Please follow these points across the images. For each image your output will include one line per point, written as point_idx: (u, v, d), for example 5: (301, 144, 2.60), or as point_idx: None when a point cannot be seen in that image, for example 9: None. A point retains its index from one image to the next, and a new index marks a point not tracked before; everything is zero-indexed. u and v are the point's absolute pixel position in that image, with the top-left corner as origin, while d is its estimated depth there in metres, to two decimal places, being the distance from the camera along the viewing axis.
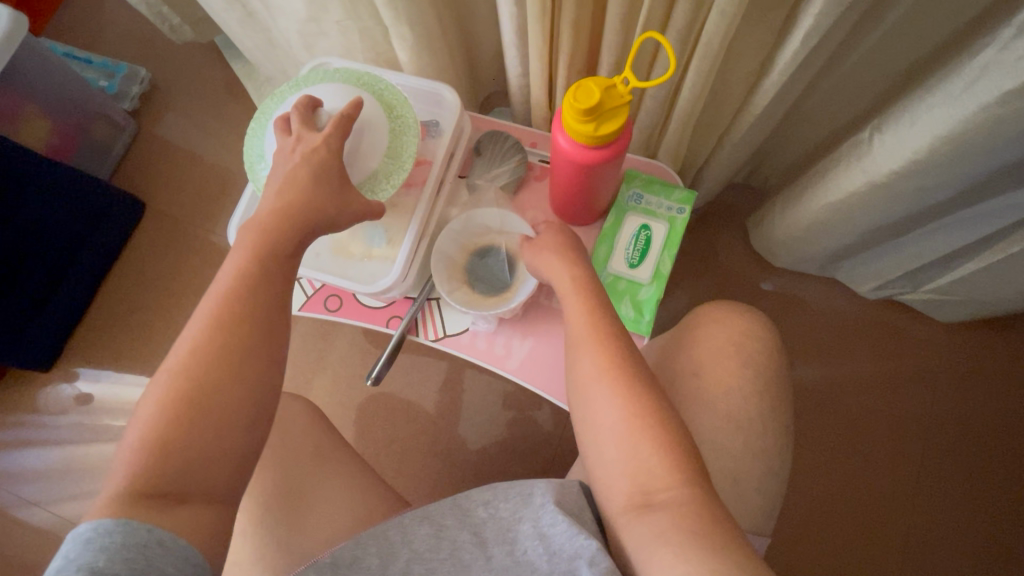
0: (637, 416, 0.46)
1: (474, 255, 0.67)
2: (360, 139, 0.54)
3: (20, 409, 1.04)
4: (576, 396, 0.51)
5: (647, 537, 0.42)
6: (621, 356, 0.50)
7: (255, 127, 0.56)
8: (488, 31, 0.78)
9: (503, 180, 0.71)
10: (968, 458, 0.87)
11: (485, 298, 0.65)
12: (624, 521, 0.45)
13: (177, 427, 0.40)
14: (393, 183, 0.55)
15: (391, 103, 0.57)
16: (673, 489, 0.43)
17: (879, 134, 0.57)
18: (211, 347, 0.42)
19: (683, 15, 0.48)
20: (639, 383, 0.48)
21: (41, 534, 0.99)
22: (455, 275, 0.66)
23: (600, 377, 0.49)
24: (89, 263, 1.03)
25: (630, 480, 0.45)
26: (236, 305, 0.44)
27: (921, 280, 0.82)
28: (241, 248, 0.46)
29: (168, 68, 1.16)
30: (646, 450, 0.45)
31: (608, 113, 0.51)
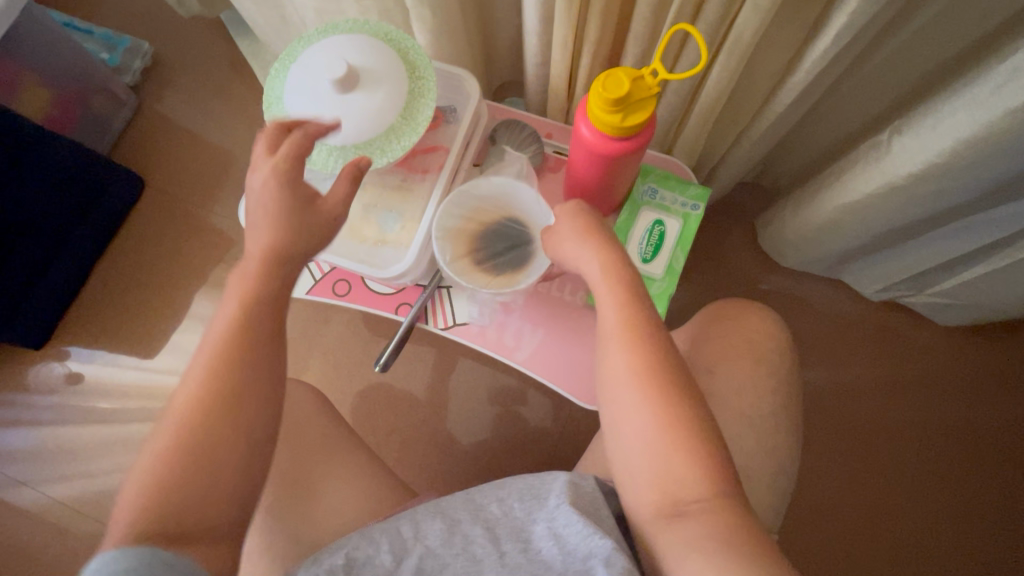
0: (665, 418, 0.45)
1: (481, 227, 0.62)
2: (375, 100, 0.54)
3: (8, 387, 1.01)
4: (603, 395, 0.49)
5: (676, 546, 0.42)
6: (654, 358, 0.47)
7: (279, 68, 0.58)
8: (507, 18, 0.77)
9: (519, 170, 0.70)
10: (963, 460, 0.89)
11: (492, 274, 0.61)
12: (656, 530, 0.44)
13: (177, 476, 0.39)
14: (404, 144, 0.55)
15: (414, 63, 0.57)
16: (708, 500, 0.42)
17: (899, 136, 0.58)
18: (207, 396, 0.41)
19: (717, 7, 0.48)
20: (665, 384, 0.46)
21: (28, 515, 0.97)
22: (458, 245, 0.61)
23: (629, 379, 0.47)
24: (86, 240, 1.01)
25: (659, 489, 0.44)
26: (233, 351, 0.42)
27: (926, 283, 0.83)
28: (232, 293, 0.44)
29: (172, 43, 1.13)
30: (676, 461, 0.44)
31: (636, 104, 0.50)
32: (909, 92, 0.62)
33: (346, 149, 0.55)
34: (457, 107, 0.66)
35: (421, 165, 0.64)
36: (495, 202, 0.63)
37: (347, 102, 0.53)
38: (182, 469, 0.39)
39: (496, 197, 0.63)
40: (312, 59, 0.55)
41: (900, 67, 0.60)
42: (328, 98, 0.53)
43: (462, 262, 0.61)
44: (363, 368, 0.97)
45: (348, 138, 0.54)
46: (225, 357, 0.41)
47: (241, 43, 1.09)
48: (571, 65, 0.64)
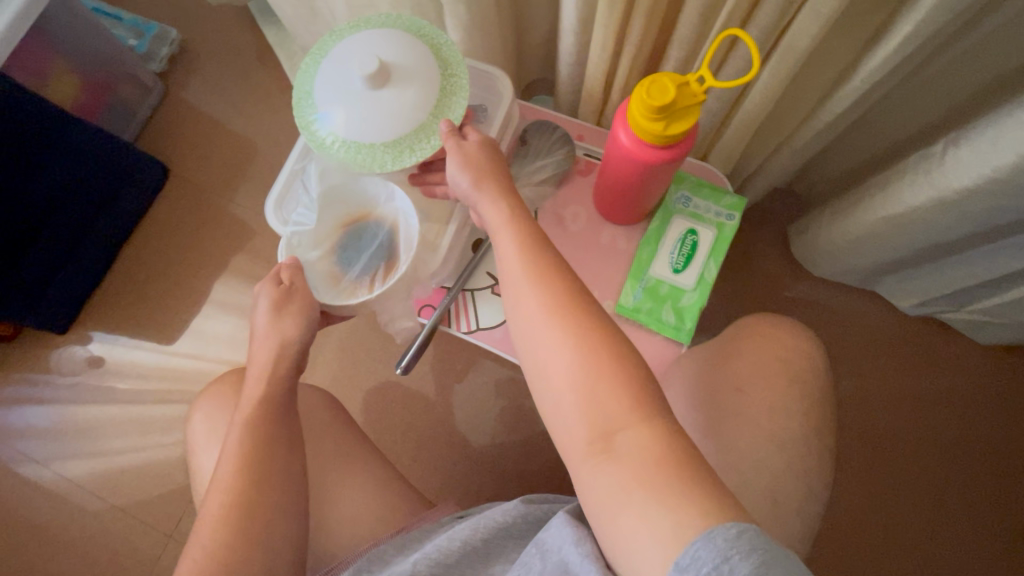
0: (586, 351, 0.42)
1: (351, 232, 0.62)
2: (405, 98, 0.53)
3: (30, 368, 1.02)
4: (522, 341, 0.46)
5: (614, 484, 0.38)
6: (566, 292, 0.45)
7: (309, 63, 0.56)
8: (541, 15, 0.75)
9: (546, 173, 0.69)
10: (992, 482, 0.86)
11: (366, 278, 0.60)
12: (585, 470, 0.40)
13: (239, 525, 0.47)
14: (433, 142, 0.53)
15: (447, 61, 0.55)
16: (638, 433, 0.39)
17: (954, 149, 0.55)
18: (253, 453, 0.50)
19: (773, 12, 0.46)
20: (578, 317, 0.44)
21: (46, 494, 0.98)
22: (325, 259, 0.61)
23: (546, 317, 0.44)
24: (110, 227, 1.01)
25: (588, 424, 0.40)
26: (265, 412, 0.52)
27: (967, 299, 0.80)
28: (259, 369, 0.54)
29: (199, 30, 1.13)
30: (603, 395, 0.41)
31: (680, 113, 0.48)
32: (965, 103, 0.59)
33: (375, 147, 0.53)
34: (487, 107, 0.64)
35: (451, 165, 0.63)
36: (354, 200, 0.62)
37: (376, 100, 0.52)
38: (243, 518, 0.48)
39: (354, 194, 0.62)
40: (345, 55, 0.54)
41: (958, 77, 0.57)
42: (360, 96, 0.52)
43: (335, 276, 0.60)
44: (380, 365, 0.96)
45: (378, 137, 0.52)
46: (248, 449, 0.50)
47: (269, 33, 1.09)
48: (610, 66, 0.62)
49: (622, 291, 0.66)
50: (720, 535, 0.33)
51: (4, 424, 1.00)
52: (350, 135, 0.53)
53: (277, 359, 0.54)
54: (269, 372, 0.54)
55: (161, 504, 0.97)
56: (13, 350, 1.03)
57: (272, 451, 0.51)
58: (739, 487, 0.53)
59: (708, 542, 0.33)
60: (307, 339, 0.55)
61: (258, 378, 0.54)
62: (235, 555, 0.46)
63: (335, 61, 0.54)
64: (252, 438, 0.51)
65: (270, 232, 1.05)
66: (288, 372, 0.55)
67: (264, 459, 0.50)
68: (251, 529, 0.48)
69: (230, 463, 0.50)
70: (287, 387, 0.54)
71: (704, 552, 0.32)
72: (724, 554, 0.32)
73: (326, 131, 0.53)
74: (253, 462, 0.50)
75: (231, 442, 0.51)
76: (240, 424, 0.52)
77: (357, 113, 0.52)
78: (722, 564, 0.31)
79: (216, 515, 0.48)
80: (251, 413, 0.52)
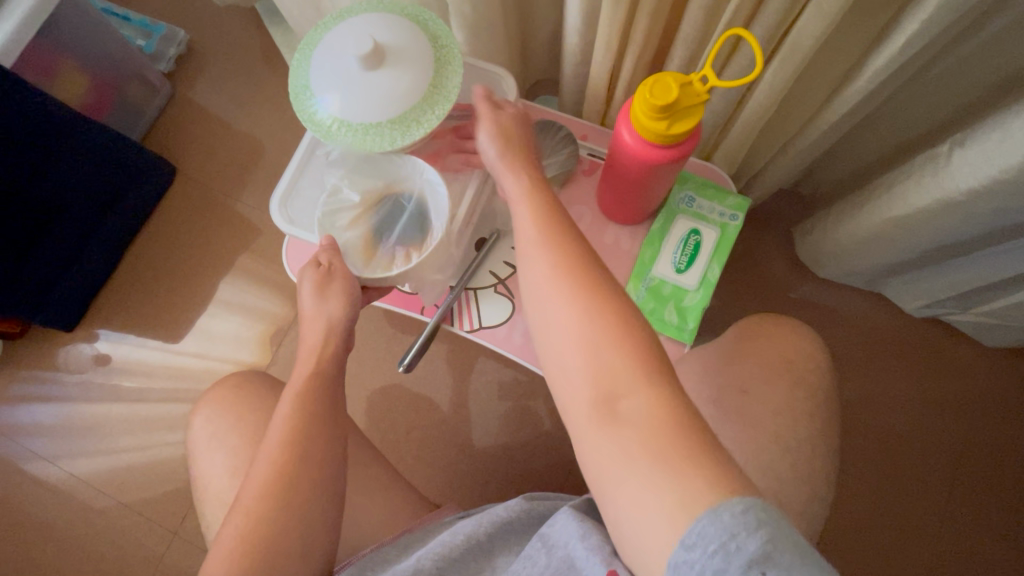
0: (595, 313, 0.42)
1: (379, 211, 0.62)
2: (401, 72, 0.53)
3: (37, 365, 1.03)
4: (529, 304, 0.46)
5: (617, 452, 0.37)
6: (574, 255, 0.45)
7: (300, 59, 0.57)
8: (545, 16, 0.75)
9: (552, 172, 0.68)
10: (999, 486, 0.85)
11: (405, 252, 0.60)
12: (585, 429, 0.40)
13: (278, 506, 0.47)
14: (438, 111, 0.54)
15: (435, 35, 0.55)
16: (642, 398, 0.38)
17: (961, 149, 0.55)
18: (303, 426, 0.50)
19: (776, 12, 0.46)
20: (584, 278, 0.43)
21: (54, 491, 0.99)
22: (359, 241, 0.61)
23: (552, 279, 0.44)
24: (118, 226, 1.02)
25: (593, 384, 0.40)
26: (318, 385, 0.53)
27: (973, 301, 0.79)
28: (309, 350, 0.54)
29: (206, 31, 1.14)
30: (612, 359, 0.40)
31: (683, 111, 0.48)
32: (970, 103, 0.58)
33: (381, 126, 0.53)
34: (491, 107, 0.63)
35: (455, 165, 0.64)
36: (374, 178, 0.62)
37: (374, 80, 0.52)
38: (286, 497, 0.47)
39: (373, 172, 0.62)
40: (337, 46, 0.54)
41: (962, 77, 0.57)
42: (356, 80, 0.52)
43: (372, 255, 0.61)
44: (384, 365, 0.96)
45: (382, 114, 0.53)
46: (297, 426, 0.50)
47: (275, 32, 1.09)
48: (614, 66, 0.62)
49: (625, 291, 0.67)
50: (727, 512, 0.32)
51: (11, 421, 1.01)
52: (354, 117, 0.53)
53: (325, 341, 0.54)
54: (319, 353, 0.54)
55: (167, 502, 0.97)
56: (21, 348, 1.04)
57: (319, 432, 0.50)
58: None
59: (714, 519, 0.32)
60: (352, 319, 0.56)
61: (307, 356, 0.54)
62: (267, 544, 0.46)
63: (326, 51, 0.54)
64: (303, 412, 0.51)
65: (276, 232, 1.06)
66: (338, 350, 0.55)
67: (309, 435, 0.50)
68: (286, 515, 0.47)
69: (278, 437, 0.50)
70: (335, 366, 0.54)
71: (711, 528, 0.32)
72: (732, 530, 0.32)
73: (328, 116, 0.54)
74: (300, 441, 0.49)
75: (281, 414, 0.51)
76: (290, 399, 0.52)
77: (356, 95, 0.53)
78: (729, 542, 0.31)
79: (253, 498, 0.47)
80: (301, 388, 0.52)
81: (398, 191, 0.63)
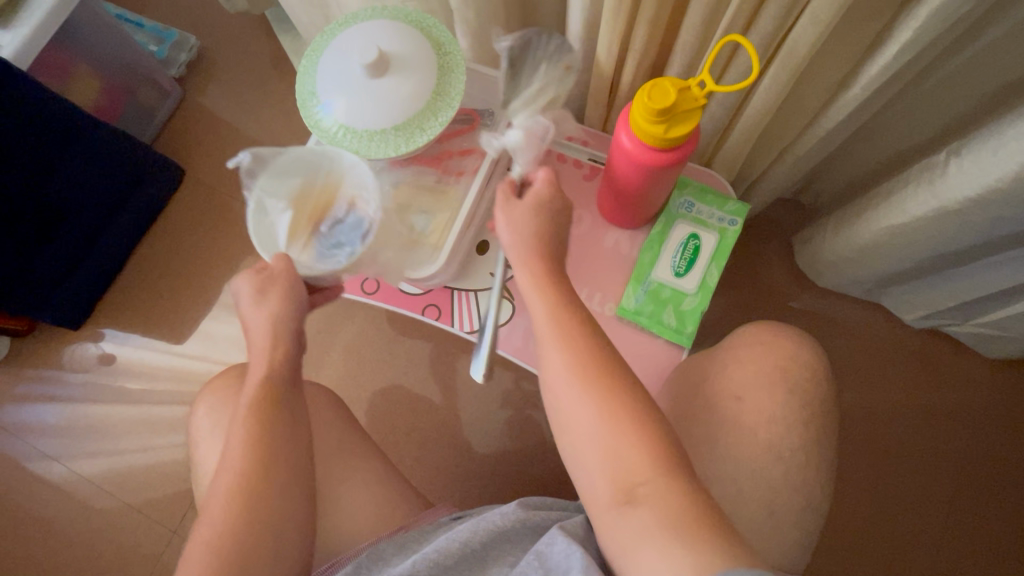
0: (607, 410, 0.45)
1: (310, 210, 0.57)
2: (406, 77, 0.54)
3: (43, 364, 1.04)
4: (548, 394, 0.49)
5: (629, 530, 0.42)
6: (588, 354, 0.47)
7: (307, 63, 0.58)
8: (549, 24, 0.77)
9: (545, 94, 0.58)
10: (999, 500, 0.85)
11: (354, 241, 0.56)
12: (609, 518, 0.43)
13: (260, 510, 0.48)
14: (441, 117, 0.55)
15: (440, 41, 0.56)
16: (653, 482, 0.42)
17: (957, 159, 0.55)
18: (262, 420, 0.50)
19: (772, 20, 0.47)
20: (599, 373, 0.46)
21: (56, 489, 0.99)
22: (304, 247, 0.56)
23: (570, 377, 0.47)
24: (125, 227, 1.03)
25: (609, 477, 0.44)
26: (274, 381, 0.52)
27: (973, 312, 0.79)
28: (258, 355, 0.53)
29: (217, 38, 1.16)
30: (624, 448, 0.44)
31: (681, 116, 0.49)
32: (965, 114, 0.59)
33: (386, 130, 0.54)
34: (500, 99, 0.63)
35: (456, 168, 0.65)
36: (288, 176, 0.57)
37: (379, 86, 0.54)
38: (259, 490, 0.48)
39: (284, 172, 0.57)
40: (343, 51, 0.55)
41: (958, 89, 0.58)
42: (362, 85, 0.54)
43: (322, 255, 0.56)
44: (385, 367, 0.97)
45: (387, 119, 0.54)
46: (260, 422, 0.50)
47: (284, 40, 1.10)
48: (614, 72, 0.63)
49: (624, 294, 0.67)
50: None
51: (17, 420, 1.02)
52: (360, 123, 0.54)
53: (274, 342, 0.53)
54: (269, 354, 0.53)
55: (164, 501, 0.98)
56: (28, 346, 1.05)
57: (283, 422, 0.51)
58: (737, 496, 0.52)
59: None
60: (301, 312, 0.54)
61: (257, 360, 0.53)
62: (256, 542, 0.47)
63: (333, 56, 0.55)
64: (260, 407, 0.51)
65: None
66: (289, 351, 0.54)
67: (274, 431, 0.50)
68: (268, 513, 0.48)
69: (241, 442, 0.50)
70: (288, 365, 0.54)
71: None
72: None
73: (335, 122, 0.55)
74: (264, 442, 0.50)
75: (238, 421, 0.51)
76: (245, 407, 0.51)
77: (362, 99, 0.54)
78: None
79: (234, 494, 0.48)
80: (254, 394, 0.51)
81: (321, 179, 0.57)
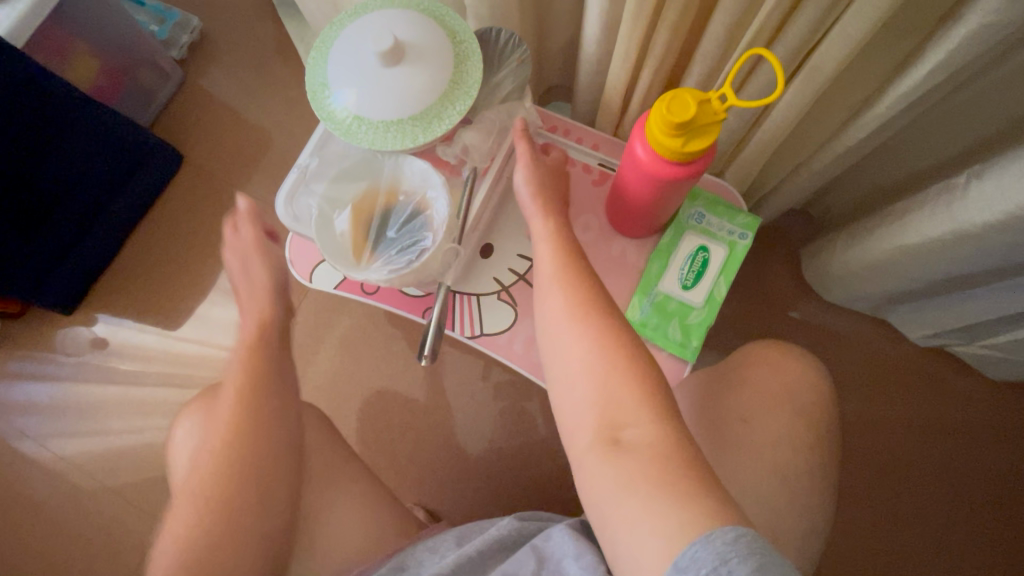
0: (608, 358, 0.45)
1: (373, 210, 0.58)
2: (422, 70, 0.52)
3: (36, 345, 1.03)
4: (544, 337, 0.50)
5: (614, 486, 0.40)
6: (589, 294, 0.49)
7: (316, 57, 0.56)
8: (564, 23, 0.75)
9: (504, 89, 0.60)
10: (995, 519, 0.85)
11: (415, 246, 0.56)
12: (588, 461, 0.42)
13: None
14: (459, 109, 0.53)
15: (453, 30, 0.55)
16: (644, 428, 0.41)
17: (978, 182, 0.54)
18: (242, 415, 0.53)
19: (799, 33, 0.45)
20: (600, 312, 0.48)
21: (44, 475, 0.98)
22: (365, 252, 0.57)
23: (567, 315, 0.49)
24: (121, 211, 1.01)
25: (598, 413, 0.43)
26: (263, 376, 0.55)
27: (979, 335, 0.78)
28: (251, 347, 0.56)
29: (221, 20, 1.13)
30: (618, 390, 0.43)
31: (700, 129, 0.47)
32: (985, 137, 0.58)
33: (403, 122, 0.52)
34: (514, 95, 0.61)
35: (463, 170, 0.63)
36: (353, 180, 0.59)
37: (394, 77, 0.52)
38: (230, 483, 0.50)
39: (348, 176, 0.59)
40: (352, 44, 0.53)
41: (980, 111, 0.56)
42: (375, 78, 0.52)
43: (386, 255, 0.57)
44: (382, 366, 0.96)
45: (404, 110, 0.52)
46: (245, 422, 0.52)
47: (288, 24, 1.07)
48: (631, 78, 0.61)
49: (629, 304, 0.66)
50: (719, 538, 0.33)
51: (6, 398, 1.01)
52: (377, 115, 0.52)
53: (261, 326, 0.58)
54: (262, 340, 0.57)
55: (153, 491, 0.97)
56: (22, 329, 1.03)
57: None
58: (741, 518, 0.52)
59: (707, 544, 0.33)
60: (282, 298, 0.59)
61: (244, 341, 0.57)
62: None
63: (343, 50, 0.53)
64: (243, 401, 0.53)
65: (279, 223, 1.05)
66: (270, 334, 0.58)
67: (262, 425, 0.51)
68: None
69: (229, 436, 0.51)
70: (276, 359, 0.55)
71: (702, 553, 0.33)
72: (723, 556, 0.32)
73: (350, 114, 0.53)
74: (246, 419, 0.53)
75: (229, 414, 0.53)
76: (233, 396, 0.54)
77: (375, 94, 0.52)
78: (721, 566, 0.32)
79: None
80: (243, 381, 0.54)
81: (385, 178, 0.59)
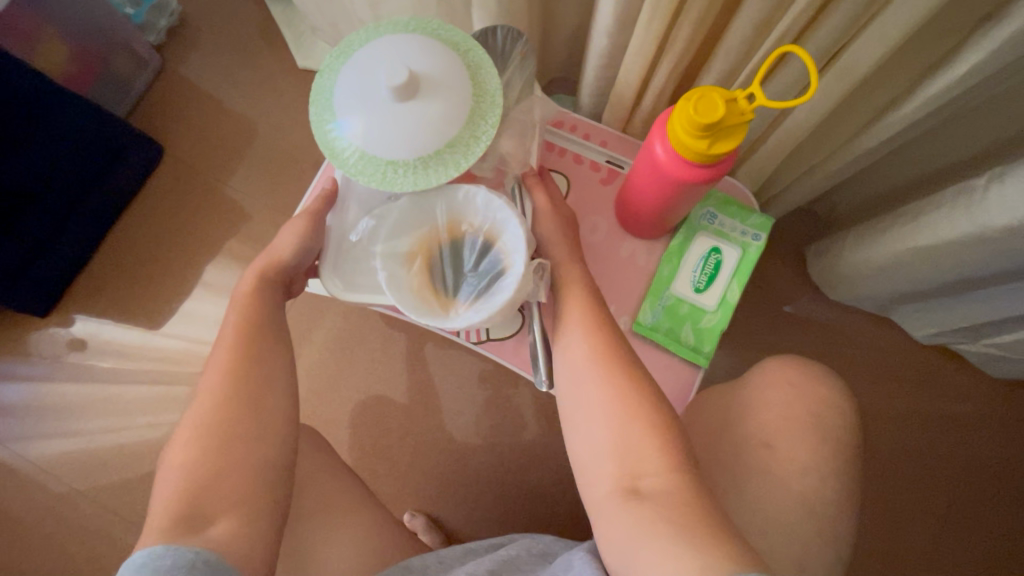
0: (626, 404, 0.46)
1: (441, 255, 0.54)
2: (438, 91, 0.48)
3: (9, 349, 0.98)
4: (564, 381, 0.51)
5: (633, 528, 0.40)
6: (612, 344, 0.50)
7: (318, 112, 0.50)
8: (570, 12, 0.71)
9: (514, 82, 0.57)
10: (995, 513, 0.86)
11: (497, 279, 0.52)
12: (608, 510, 0.43)
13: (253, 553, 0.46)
14: (492, 121, 0.49)
15: (455, 42, 0.51)
16: (662, 477, 0.42)
17: (999, 184, 0.52)
18: None
19: (833, 30, 0.43)
20: (620, 365, 0.49)
21: (22, 484, 0.93)
22: (453, 301, 0.53)
23: (590, 362, 0.49)
24: (98, 207, 0.96)
25: (619, 463, 0.44)
26: None
27: (984, 334, 0.78)
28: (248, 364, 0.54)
29: (200, 3, 1.07)
30: (639, 442, 0.44)
31: (725, 130, 0.45)
32: (1007, 138, 0.56)
33: (439, 154, 0.48)
34: (524, 92, 0.58)
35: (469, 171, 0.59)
36: (406, 230, 0.54)
37: (414, 110, 0.47)
38: None
39: (400, 227, 0.54)
40: (353, 87, 0.48)
41: (1005, 111, 0.55)
42: (391, 114, 0.47)
43: (474, 297, 0.53)
44: (378, 367, 0.93)
45: (438, 140, 0.48)
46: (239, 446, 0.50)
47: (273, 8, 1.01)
48: (645, 74, 0.58)
49: (640, 309, 0.64)
50: None
51: None
52: (412, 153, 0.48)
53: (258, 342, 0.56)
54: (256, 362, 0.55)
55: (139, 500, 0.92)
56: None
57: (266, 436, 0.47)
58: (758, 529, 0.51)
59: None
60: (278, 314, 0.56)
61: None
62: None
63: (347, 95, 0.48)
64: None
65: (267, 218, 1.00)
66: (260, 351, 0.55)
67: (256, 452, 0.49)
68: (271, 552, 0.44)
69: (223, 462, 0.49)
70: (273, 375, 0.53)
71: None
72: None
73: (382, 160, 0.48)
74: None
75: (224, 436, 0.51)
76: None
77: (395, 131, 0.47)
78: None
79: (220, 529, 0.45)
80: None
81: (439, 217, 0.54)
